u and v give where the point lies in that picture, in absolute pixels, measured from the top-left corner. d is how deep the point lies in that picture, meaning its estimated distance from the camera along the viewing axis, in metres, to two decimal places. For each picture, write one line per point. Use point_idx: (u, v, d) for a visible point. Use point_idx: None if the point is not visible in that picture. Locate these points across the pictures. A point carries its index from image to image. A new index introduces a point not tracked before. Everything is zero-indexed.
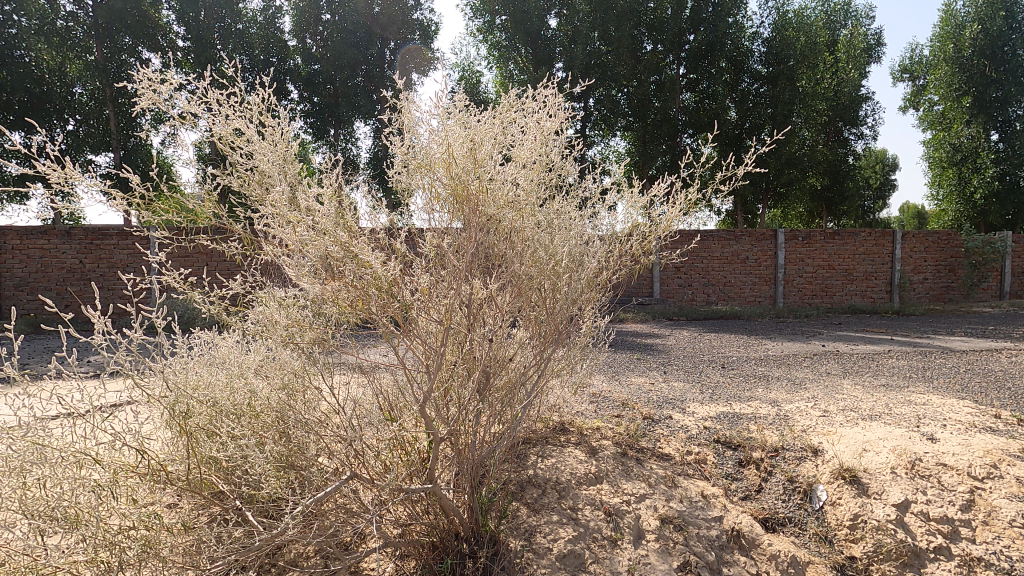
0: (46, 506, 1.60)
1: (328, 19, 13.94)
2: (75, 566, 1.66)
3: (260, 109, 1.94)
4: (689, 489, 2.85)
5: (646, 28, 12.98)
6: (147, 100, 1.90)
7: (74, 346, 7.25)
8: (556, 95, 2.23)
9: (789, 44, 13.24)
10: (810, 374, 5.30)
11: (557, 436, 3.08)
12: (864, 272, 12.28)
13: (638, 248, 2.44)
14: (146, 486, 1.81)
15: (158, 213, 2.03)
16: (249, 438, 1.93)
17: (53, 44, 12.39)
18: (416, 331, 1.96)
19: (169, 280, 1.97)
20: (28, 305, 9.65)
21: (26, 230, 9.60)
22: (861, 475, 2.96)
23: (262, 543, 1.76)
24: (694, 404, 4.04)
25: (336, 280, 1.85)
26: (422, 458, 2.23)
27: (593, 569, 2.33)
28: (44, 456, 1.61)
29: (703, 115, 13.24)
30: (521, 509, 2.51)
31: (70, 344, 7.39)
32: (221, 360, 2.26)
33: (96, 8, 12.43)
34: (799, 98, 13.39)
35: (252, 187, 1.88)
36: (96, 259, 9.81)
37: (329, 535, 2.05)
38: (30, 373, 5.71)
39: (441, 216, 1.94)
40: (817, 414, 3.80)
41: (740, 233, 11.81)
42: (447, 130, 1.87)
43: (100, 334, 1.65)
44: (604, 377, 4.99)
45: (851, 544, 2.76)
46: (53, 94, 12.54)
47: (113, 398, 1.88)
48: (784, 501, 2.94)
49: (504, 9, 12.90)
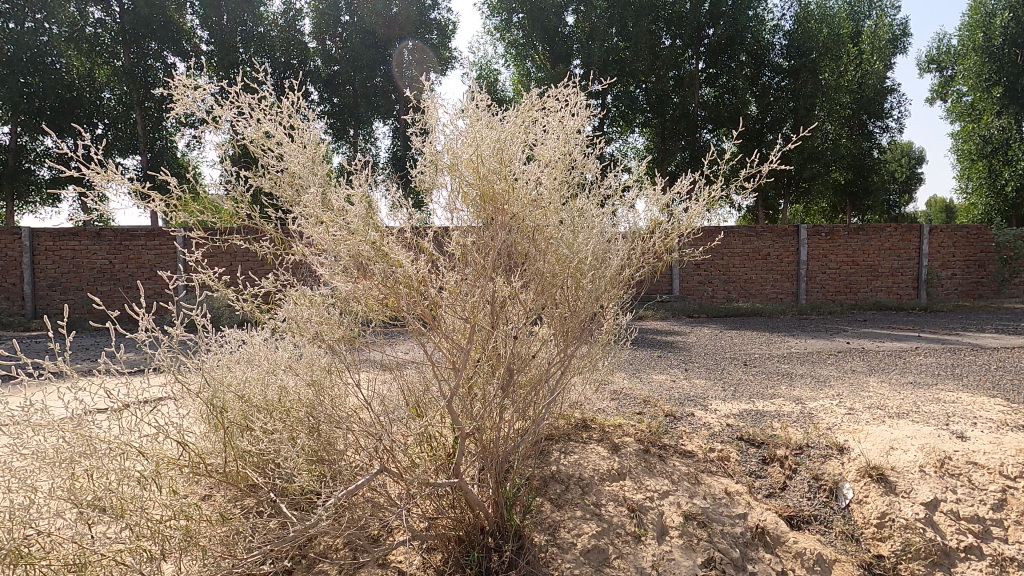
0: (94, 496, 1.69)
1: (347, 20, 14.12)
2: (121, 555, 1.74)
3: (290, 112, 1.99)
4: (713, 486, 2.85)
5: (665, 23, 12.81)
6: (179, 106, 1.96)
7: (119, 343, 7.51)
8: (578, 94, 2.23)
9: (810, 37, 13.08)
10: (835, 372, 5.20)
11: (580, 432, 3.11)
12: (890, 268, 12.02)
13: (661, 245, 2.42)
14: (185, 478, 1.88)
15: (190, 214, 2.08)
16: (282, 432, 1.99)
17: (83, 50, 12.88)
18: (443, 329, 1.99)
19: (204, 278, 2.00)
20: (61, 305, 9.96)
21: (59, 231, 9.92)
22: (888, 474, 2.93)
23: (295, 534, 1.81)
24: (716, 402, 4.01)
25: (367, 279, 1.91)
26: (448, 454, 2.24)
27: (618, 565, 2.35)
28: (93, 447, 1.71)
29: (723, 110, 13.13)
30: (545, 504, 2.54)
31: (114, 342, 7.68)
32: (253, 358, 2.34)
33: (122, 14, 12.72)
34: (821, 92, 13.23)
35: (284, 188, 1.94)
36: (125, 259, 10.08)
37: (360, 528, 2.10)
38: (80, 367, 5.92)
39: (465, 215, 1.97)
40: (842, 411, 3.75)
41: (762, 229, 11.66)
42: (474, 130, 1.90)
43: (144, 330, 1.72)
44: (625, 372, 5.01)
45: (878, 543, 2.74)
46: (83, 99, 13.10)
47: (154, 393, 1.94)
48: (809, 499, 2.91)
49: (521, 7, 12.88)
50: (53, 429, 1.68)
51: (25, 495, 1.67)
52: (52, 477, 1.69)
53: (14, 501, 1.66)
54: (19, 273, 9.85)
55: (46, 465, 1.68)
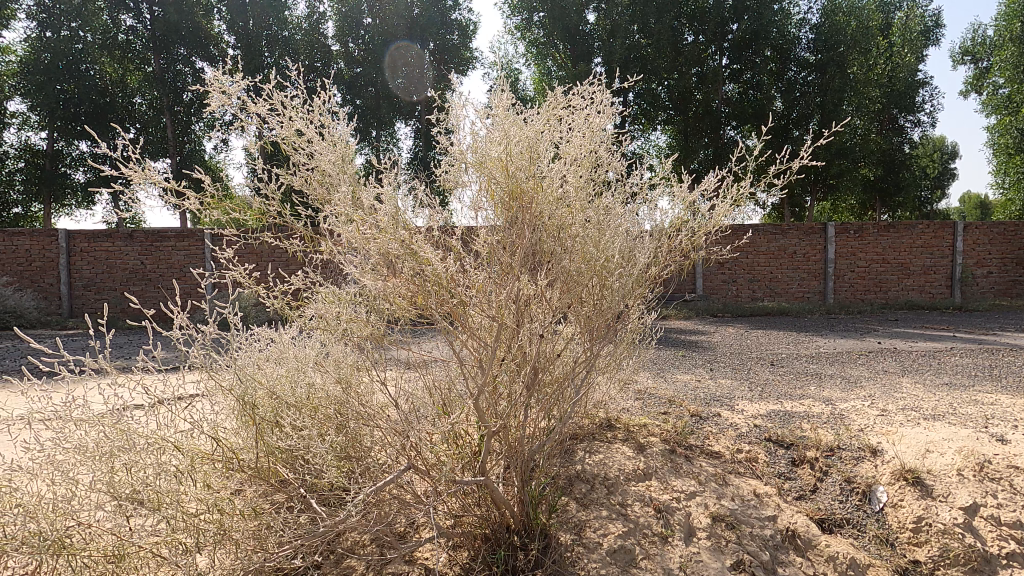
0: (132, 489, 1.73)
1: (369, 22, 14.29)
2: (157, 547, 1.78)
3: (320, 110, 2.02)
4: (742, 487, 2.80)
5: (687, 19, 12.70)
6: (214, 106, 2.00)
7: (158, 342, 7.79)
8: (604, 90, 2.22)
9: (838, 31, 12.85)
10: (866, 372, 5.07)
11: (605, 432, 3.08)
12: (922, 266, 11.68)
13: (687, 244, 2.39)
14: (219, 473, 1.92)
15: (223, 212, 2.12)
16: (311, 429, 2.01)
17: (115, 56, 13.30)
18: (469, 326, 2.00)
19: (236, 277, 2.04)
20: (96, 304, 10.28)
21: (92, 233, 10.23)
22: (925, 476, 2.85)
23: (325, 530, 1.83)
24: (743, 402, 3.95)
25: (397, 277, 1.93)
26: (475, 452, 2.23)
27: (645, 565, 2.33)
28: (132, 442, 1.77)
29: (747, 107, 12.95)
30: (571, 504, 2.52)
31: (154, 340, 7.97)
32: (280, 356, 2.37)
33: (154, 21, 13.12)
34: (849, 86, 12.91)
35: (314, 187, 1.96)
36: (156, 260, 10.34)
37: (387, 524, 2.11)
38: (122, 363, 6.16)
39: (489, 214, 1.98)
40: (876, 413, 3.65)
41: (788, 227, 11.45)
42: (501, 128, 1.91)
43: (179, 329, 1.76)
44: (649, 372, 4.96)
45: (914, 548, 2.67)
46: (116, 104, 13.54)
47: (188, 389, 1.99)
48: (841, 502, 2.84)
49: (542, 6, 12.85)
50: (94, 423, 1.74)
51: (68, 488, 1.73)
52: (92, 471, 1.74)
53: (58, 492, 1.72)
54: (56, 273, 10.18)
55: (86, 459, 1.73)
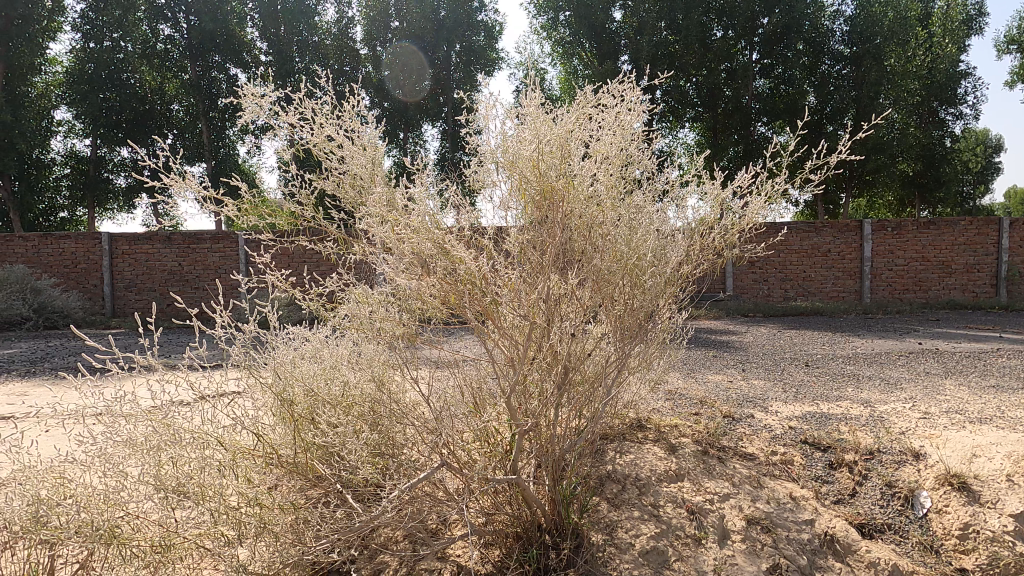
0: (178, 482, 1.79)
1: (396, 25, 14.50)
2: (201, 538, 1.84)
3: (350, 115, 2.04)
4: (777, 490, 2.74)
5: (716, 14, 12.49)
6: (248, 115, 2.05)
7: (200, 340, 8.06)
8: (633, 88, 2.18)
9: (874, 22, 12.51)
10: (906, 374, 4.91)
11: (636, 432, 3.05)
12: (965, 264, 11.25)
13: (721, 242, 2.35)
14: (259, 468, 1.97)
15: (259, 216, 2.17)
16: (347, 426, 2.04)
17: (154, 65, 13.77)
18: (501, 325, 2.00)
19: (273, 279, 2.09)
20: (137, 304, 10.67)
21: (133, 236, 10.59)
22: (971, 482, 2.75)
23: (361, 525, 1.87)
24: (778, 403, 3.87)
25: (430, 276, 1.95)
26: (507, 450, 2.24)
27: (679, 567, 2.31)
28: (178, 437, 1.83)
29: (780, 102, 12.62)
30: (602, 504, 2.51)
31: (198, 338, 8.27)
32: (314, 354, 2.41)
33: (190, 30, 13.60)
34: (886, 78, 12.51)
35: (347, 190, 2.00)
36: (193, 262, 10.66)
37: (420, 520, 2.14)
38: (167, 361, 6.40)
39: (518, 214, 1.99)
40: (917, 416, 3.53)
41: (822, 225, 11.17)
42: (531, 128, 1.91)
43: (222, 328, 1.81)
44: (680, 372, 4.90)
45: (961, 556, 2.59)
46: (154, 111, 14.02)
47: (229, 386, 2.05)
48: (882, 507, 2.76)
49: (568, 5, 12.81)
50: (143, 419, 1.81)
51: (117, 479, 1.80)
52: (140, 463, 1.81)
53: (108, 484, 1.79)
54: (99, 275, 10.58)
55: (134, 453, 1.80)
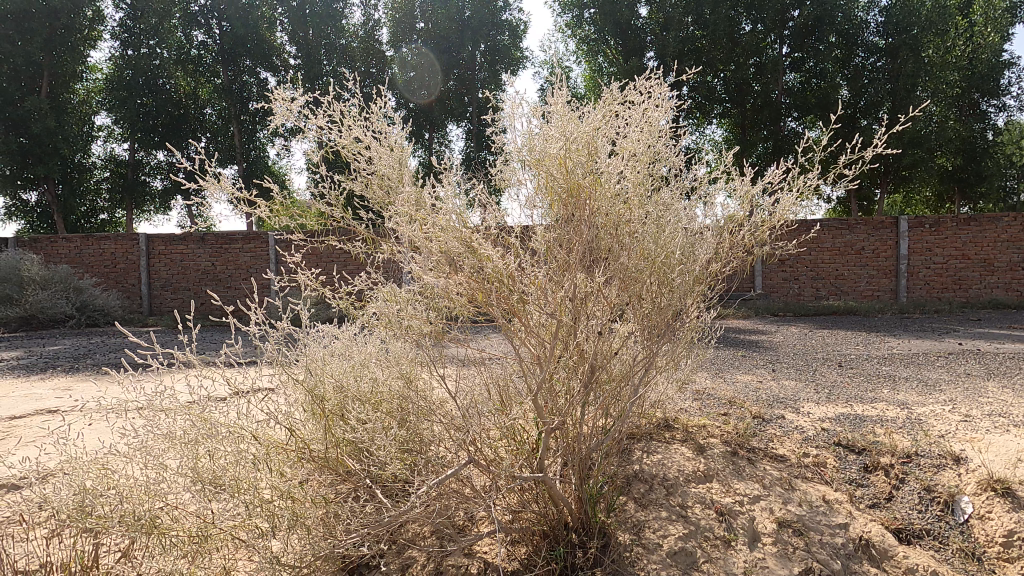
0: (215, 474, 1.85)
1: (421, 26, 14.65)
2: (236, 530, 1.89)
3: (377, 116, 2.07)
4: (809, 493, 2.69)
5: (744, 7, 12.26)
6: (279, 118, 2.10)
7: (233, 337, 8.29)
8: (660, 84, 2.16)
9: (911, 12, 12.30)
10: (946, 375, 4.75)
11: (663, 432, 3.02)
12: (1008, 262, 10.81)
13: (751, 239, 2.30)
14: (291, 462, 2.02)
15: (289, 217, 2.21)
16: (376, 422, 2.08)
17: (189, 70, 14.17)
18: (528, 323, 2.01)
19: (304, 278, 2.13)
20: (172, 303, 10.99)
21: (169, 236, 10.92)
22: (1016, 488, 2.65)
23: (389, 519, 1.89)
24: (809, 404, 3.78)
25: (458, 274, 1.97)
26: (533, 448, 2.25)
27: (707, 569, 2.28)
28: (215, 431, 1.89)
29: (811, 97, 12.33)
30: (629, 504, 2.49)
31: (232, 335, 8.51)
32: (343, 352, 2.45)
33: (222, 36, 14.01)
34: (924, 69, 12.09)
35: (375, 190, 2.02)
36: (225, 261, 10.94)
37: (447, 516, 2.16)
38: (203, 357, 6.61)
39: (544, 212, 1.99)
40: (958, 418, 3.41)
41: (855, 222, 10.86)
42: (557, 126, 1.91)
43: (256, 326, 1.86)
44: (708, 372, 4.82)
45: (1006, 564, 2.49)
46: (189, 115, 14.42)
47: (262, 382, 2.11)
48: (920, 512, 2.68)
49: (593, 2, 12.75)
50: (181, 413, 1.88)
51: (157, 471, 1.86)
52: (179, 456, 1.87)
53: (148, 475, 1.86)
54: (137, 275, 10.95)
55: (173, 446, 1.86)
